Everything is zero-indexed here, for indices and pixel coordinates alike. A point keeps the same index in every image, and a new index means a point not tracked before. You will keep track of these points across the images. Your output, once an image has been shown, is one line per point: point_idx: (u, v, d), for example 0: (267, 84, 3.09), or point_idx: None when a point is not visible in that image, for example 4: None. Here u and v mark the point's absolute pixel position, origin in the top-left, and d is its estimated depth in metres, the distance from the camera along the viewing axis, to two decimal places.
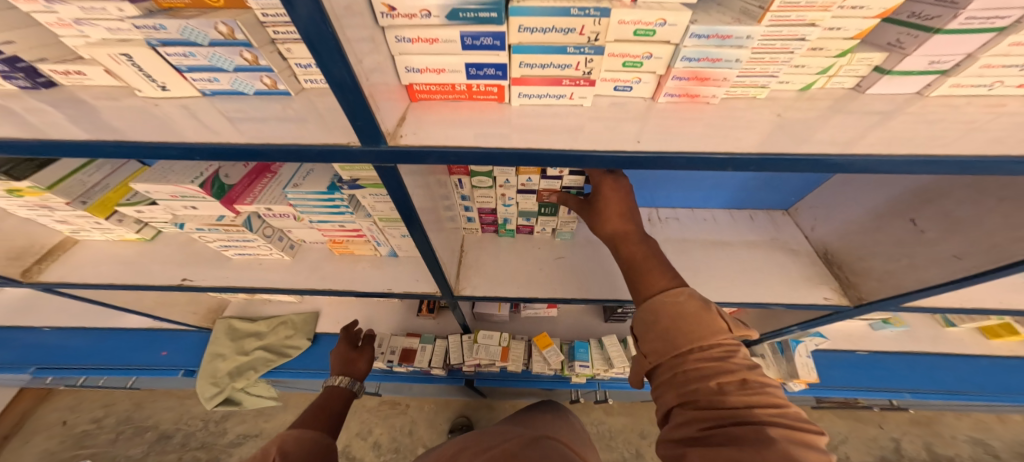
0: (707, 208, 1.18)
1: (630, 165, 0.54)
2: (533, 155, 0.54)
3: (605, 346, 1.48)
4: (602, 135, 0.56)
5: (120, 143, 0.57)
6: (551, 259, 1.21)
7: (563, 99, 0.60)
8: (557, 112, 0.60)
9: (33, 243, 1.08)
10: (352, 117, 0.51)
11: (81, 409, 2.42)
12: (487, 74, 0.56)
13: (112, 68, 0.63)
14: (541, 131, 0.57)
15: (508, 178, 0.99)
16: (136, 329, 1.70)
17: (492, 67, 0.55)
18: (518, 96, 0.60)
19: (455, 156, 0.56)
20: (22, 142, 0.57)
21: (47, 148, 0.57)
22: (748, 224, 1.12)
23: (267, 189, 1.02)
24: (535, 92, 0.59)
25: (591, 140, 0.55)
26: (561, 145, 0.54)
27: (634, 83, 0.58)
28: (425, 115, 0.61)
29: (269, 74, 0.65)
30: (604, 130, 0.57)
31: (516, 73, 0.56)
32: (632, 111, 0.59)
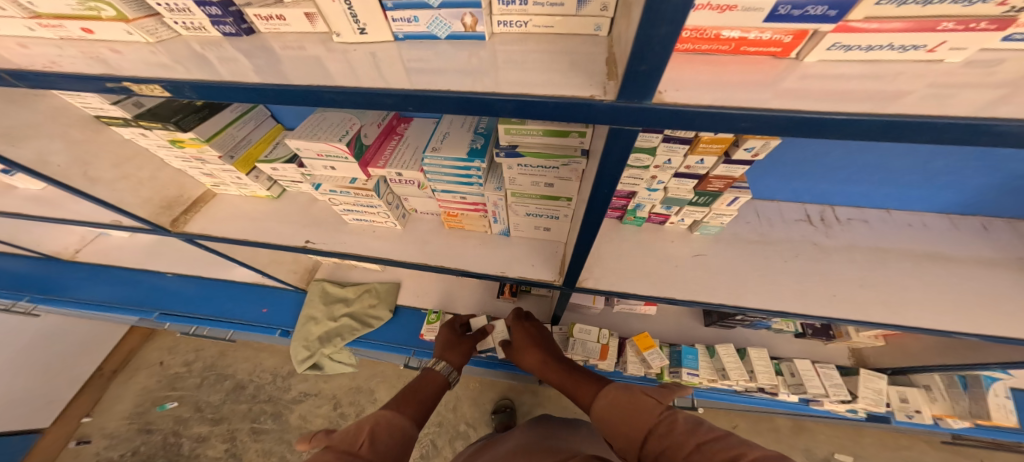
0: (910, 211, 1.04)
1: (1023, 139, 0.38)
2: (881, 123, 0.39)
3: (718, 356, 1.31)
4: (935, 104, 0.39)
5: (337, 91, 0.49)
6: (687, 255, 1.06)
7: (917, 51, 0.44)
8: (884, 73, 0.44)
9: (181, 192, 1.10)
10: (636, 60, 0.38)
11: (175, 351, 2.63)
12: (808, 14, 0.42)
13: (321, 7, 0.55)
14: (845, 98, 0.41)
15: (672, 158, 0.85)
16: (242, 282, 1.76)
17: (825, 3, 0.41)
18: (827, 49, 0.45)
19: (756, 120, 0.42)
20: (241, 84, 0.51)
21: (265, 92, 0.51)
22: (977, 236, 0.96)
23: (397, 153, 0.96)
24: (870, 42, 0.43)
25: (966, 104, 0.39)
26: (930, 111, 0.38)
27: None
28: (682, 72, 0.47)
29: (474, 11, 0.55)
30: (935, 98, 0.40)
31: (858, 14, 0.41)
32: (1008, 75, 0.42)
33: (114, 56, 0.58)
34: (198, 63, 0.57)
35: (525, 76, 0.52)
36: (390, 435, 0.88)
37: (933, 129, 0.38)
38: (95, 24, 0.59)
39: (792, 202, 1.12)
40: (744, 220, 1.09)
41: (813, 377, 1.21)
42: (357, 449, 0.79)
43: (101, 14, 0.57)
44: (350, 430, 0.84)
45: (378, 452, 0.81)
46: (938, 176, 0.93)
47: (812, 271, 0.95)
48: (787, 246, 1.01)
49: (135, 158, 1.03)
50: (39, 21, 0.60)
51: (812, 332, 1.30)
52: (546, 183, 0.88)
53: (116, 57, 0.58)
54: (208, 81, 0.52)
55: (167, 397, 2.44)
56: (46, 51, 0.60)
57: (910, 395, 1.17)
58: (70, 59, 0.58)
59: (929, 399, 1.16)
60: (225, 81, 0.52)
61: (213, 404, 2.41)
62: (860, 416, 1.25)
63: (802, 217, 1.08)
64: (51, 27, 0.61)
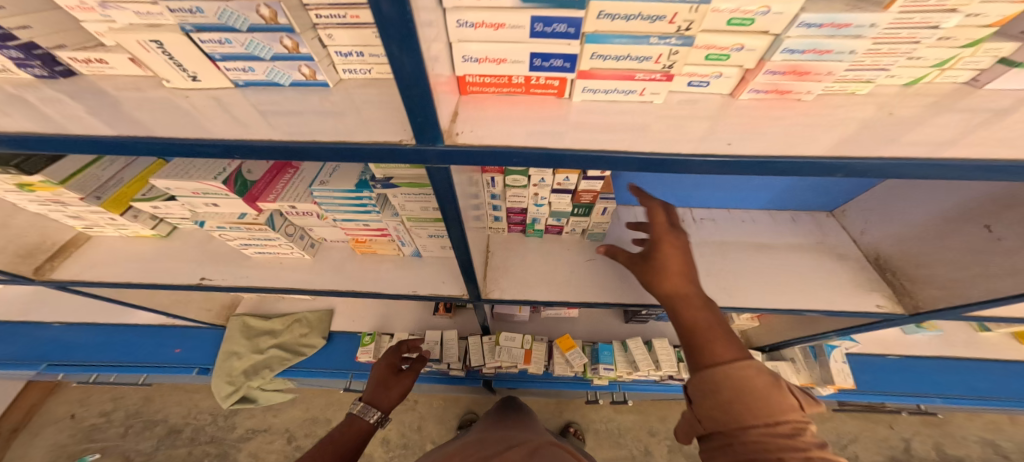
0: (743, 209, 1.19)
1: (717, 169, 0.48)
2: (604, 156, 0.49)
3: (629, 350, 1.43)
4: (672, 133, 0.51)
5: (155, 141, 0.53)
6: (582, 260, 1.17)
7: (633, 95, 0.55)
8: (620, 111, 0.55)
9: (44, 240, 1.05)
10: (411, 112, 0.46)
11: (88, 403, 2.39)
12: (553, 66, 0.51)
13: (138, 55, 0.58)
14: (610, 129, 0.53)
15: (544, 177, 0.94)
16: (149, 325, 1.67)
17: (561, 57, 0.50)
18: (582, 91, 0.55)
19: (523, 157, 0.51)
20: (42, 135, 0.52)
21: (68, 142, 0.52)
22: (789, 226, 1.13)
23: (291, 186, 0.99)
24: (604, 87, 0.54)
25: (663, 140, 0.50)
26: (638, 147, 0.49)
27: (713, 78, 0.53)
28: (479, 109, 0.57)
29: (309, 63, 0.60)
30: (674, 127, 0.52)
31: (585, 66, 0.51)
32: (706, 109, 0.54)
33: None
34: (15, 104, 0.58)
35: (377, 113, 0.59)
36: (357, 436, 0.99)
37: (649, 162, 0.48)
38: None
39: (661, 206, 1.23)
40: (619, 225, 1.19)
41: None
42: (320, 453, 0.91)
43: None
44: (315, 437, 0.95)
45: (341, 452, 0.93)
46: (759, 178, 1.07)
47: None
48: None
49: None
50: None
51: None
52: (433, 206, 0.94)
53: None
54: (10, 132, 0.52)
55: (86, 451, 2.22)
56: None
57: (783, 368, 1.31)
58: None
59: (795, 370, 1.31)
60: (26, 130, 0.53)
61: (144, 452, 2.22)
62: None
63: None
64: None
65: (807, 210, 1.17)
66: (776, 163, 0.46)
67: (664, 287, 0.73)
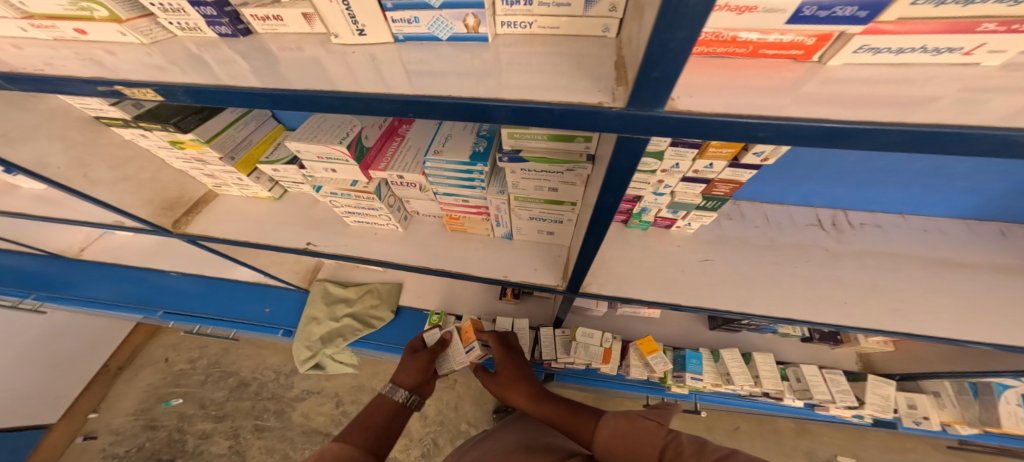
0: (927, 216, 1.02)
1: None
2: (909, 131, 0.36)
3: (722, 360, 1.30)
4: (980, 116, 0.36)
5: (338, 94, 0.47)
6: (696, 261, 1.04)
7: (952, 55, 0.40)
8: (914, 76, 0.41)
9: (184, 194, 1.11)
10: (648, 67, 0.35)
11: (180, 348, 2.65)
12: (835, 15, 0.38)
13: (319, 7, 0.53)
14: (882, 104, 0.39)
15: (679, 162, 0.82)
16: (241, 282, 1.77)
17: (854, 3, 0.37)
18: (854, 52, 0.41)
19: (780, 129, 0.39)
20: (235, 90, 0.49)
21: (258, 97, 0.50)
22: (987, 241, 0.95)
23: (398, 155, 0.95)
24: (902, 45, 0.40)
25: (995, 113, 0.36)
26: (954, 119, 0.36)
27: None
28: (691, 73, 0.45)
29: (477, 11, 0.53)
30: (966, 107, 0.37)
31: (892, 15, 0.38)
32: None
33: (111, 58, 0.57)
34: (195, 63, 0.56)
35: (531, 78, 0.50)
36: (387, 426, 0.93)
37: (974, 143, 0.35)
38: (90, 25, 0.57)
39: (803, 206, 1.09)
40: (749, 224, 1.08)
41: (821, 382, 1.18)
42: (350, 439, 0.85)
43: (95, 15, 0.55)
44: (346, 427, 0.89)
45: (372, 439, 0.88)
46: (955, 183, 0.91)
47: (821, 277, 0.94)
48: (796, 251, 1.00)
49: (134, 160, 1.02)
50: (31, 22, 0.58)
51: (819, 337, 1.29)
52: (550, 187, 0.86)
53: (111, 58, 0.56)
54: (202, 85, 0.50)
55: (172, 394, 2.45)
56: (39, 53, 0.58)
57: (920, 401, 1.14)
58: (64, 61, 0.56)
59: (937, 405, 1.14)
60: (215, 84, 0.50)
61: (217, 401, 2.42)
62: (866, 421, 1.22)
63: (813, 222, 1.06)
64: (43, 28, 0.60)
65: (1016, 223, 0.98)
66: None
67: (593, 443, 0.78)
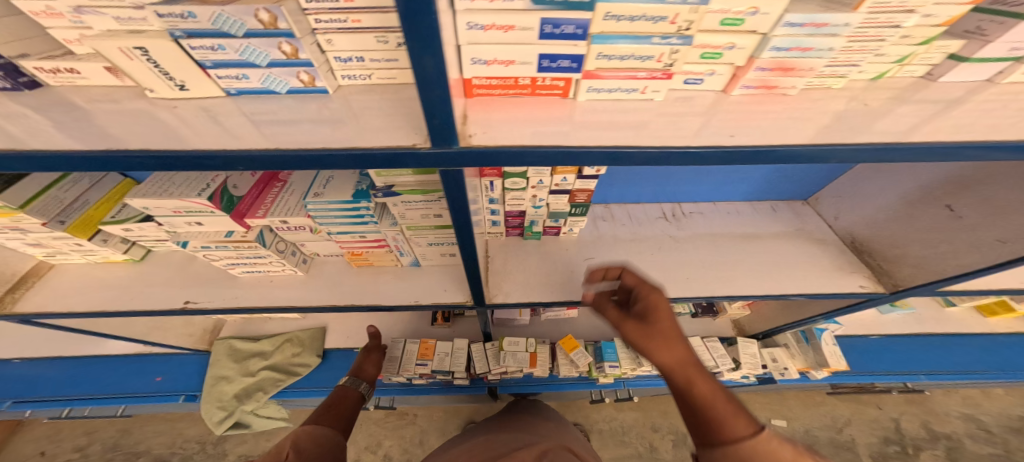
0: (729, 202, 1.27)
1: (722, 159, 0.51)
2: (616, 152, 0.51)
3: (632, 345, 1.45)
4: (671, 130, 0.53)
5: (147, 155, 0.50)
6: (580, 260, 1.18)
7: (635, 93, 0.57)
8: (624, 108, 0.58)
9: (4, 270, 0.99)
10: (429, 114, 0.46)
11: (60, 438, 2.20)
12: (560, 66, 0.53)
13: (122, 65, 0.56)
14: (608, 127, 0.55)
15: (543, 178, 0.95)
16: (119, 355, 1.55)
17: (568, 58, 0.52)
18: (586, 91, 0.58)
19: (539, 155, 0.52)
20: (9, 154, 0.48)
21: (47, 160, 0.49)
22: (771, 216, 1.20)
23: (280, 200, 0.96)
24: (607, 86, 0.57)
25: (667, 136, 0.52)
26: (646, 142, 0.51)
27: (707, 75, 0.56)
28: (488, 112, 0.58)
29: (308, 69, 0.60)
30: (672, 124, 0.55)
31: (591, 66, 0.54)
32: (700, 105, 0.57)
33: None
34: None
35: (379, 121, 0.59)
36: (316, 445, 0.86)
37: (665, 155, 0.51)
38: None
39: (652, 203, 1.31)
40: (617, 224, 1.25)
41: (704, 351, 1.37)
42: (284, 457, 0.76)
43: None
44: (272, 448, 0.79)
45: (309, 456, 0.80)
46: (737, 172, 1.16)
47: (672, 260, 1.10)
48: (650, 241, 1.18)
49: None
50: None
51: (702, 311, 1.48)
52: (435, 214, 0.94)
53: None
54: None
55: None
56: None
57: (778, 354, 1.36)
58: None
59: (790, 356, 1.37)
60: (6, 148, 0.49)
61: None
62: (752, 380, 1.45)
63: (659, 215, 1.27)
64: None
65: (784, 200, 1.26)
66: (777, 152, 0.49)
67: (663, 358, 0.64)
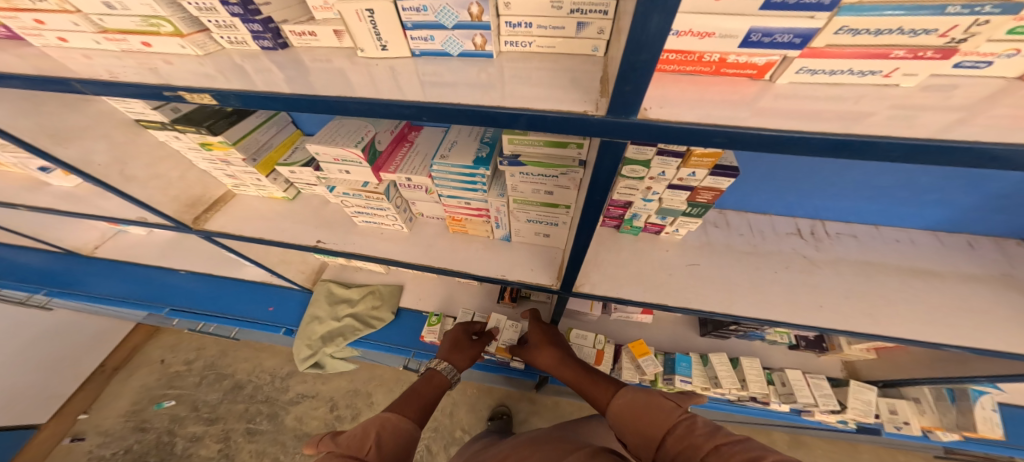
0: (901, 228, 1.07)
1: (984, 162, 0.41)
2: (843, 141, 0.42)
3: (710, 364, 1.33)
4: (894, 127, 0.43)
5: (365, 101, 0.56)
6: (682, 265, 1.09)
7: (876, 76, 0.48)
8: (847, 94, 0.48)
9: (204, 193, 1.16)
10: (620, 81, 0.44)
11: (178, 350, 2.68)
12: (777, 42, 0.46)
13: (349, 25, 0.62)
14: (808, 118, 0.47)
15: (665, 170, 0.90)
16: (255, 281, 1.80)
17: (789, 32, 0.45)
18: (796, 72, 0.50)
19: (728, 136, 0.47)
20: (277, 95, 0.57)
21: (292, 101, 0.58)
22: (966, 253, 0.98)
23: (407, 159, 1.03)
24: (834, 67, 0.48)
25: (897, 125, 0.43)
26: (895, 132, 0.42)
27: (1004, 56, 0.45)
28: (658, 87, 0.53)
29: (483, 32, 0.62)
30: (896, 122, 0.44)
31: (821, 42, 0.46)
32: (962, 99, 0.46)
33: (167, 66, 0.64)
34: (237, 73, 0.64)
35: (528, 91, 0.59)
36: (395, 443, 0.88)
37: (923, 152, 0.41)
38: (155, 38, 0.66)
39: (785, 216, 1.15)
40: (733, 232, 1.13)
41: (804, 386, 1.21)
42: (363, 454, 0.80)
43: (161, 30, 0.64)
44: (358, 436, 0.85)
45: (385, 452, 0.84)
46: (924, 194, 0.96)
47: (798, 284, 0.97)
48: (775, 258, 1.04)
49: (167, 159, 1.10)
50: (104, 35, 0.67)
51: (805, 344, 1.31)
52: (546, 191, 0.93)
53: (168, 67, 0.64)
54: (249, 91, 0.59)
55: (164, 396, 2.47)
56: (108, 62, 0.67)
57: (900, 407, 1.16)
58: (128, 70, 0.64)
59: (917, 411, 1.16)
60: (262, 91, 0.58)
61: (210, 403, 2.44)
62: (850, 427, 1.27)
63: (793, 231, 1.11)
64: (113, 41, 0.68)
65: (990, 236, 1.02)
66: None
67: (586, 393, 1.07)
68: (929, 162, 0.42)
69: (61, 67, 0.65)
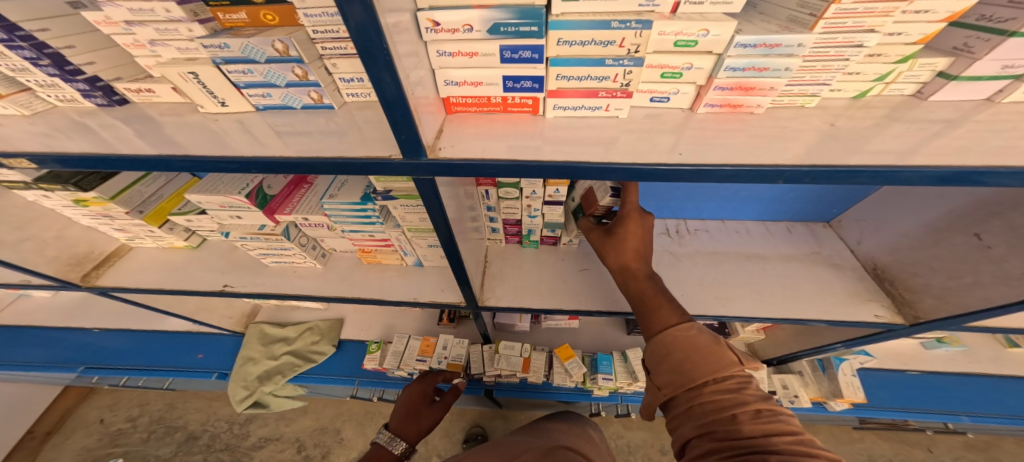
0: (738, 220, 1.17)
1: (670, 177, 0.52)
2: (566, 168, 0.54)
3: (629, 360, 1.43)
4: (642, 147, 0.54)
5: (188, 159, 0.61)
6: (576, 270, 1.20)
7: (599, 111, 0.59)
8: (586, 125, 0.59)
9: (92, 250, 1.16)
10: (396, 130, 0.53)
11: (117, 408, 2.52)
12: (524, 87, 0.57)
13: (180, 85, 0.68)
14: (575, 142, 0.57)
15: (535, 189, 0.99)
16: (175, 331, 1.78)
17: (530, 79, 0.56)
18: (553, 108, 0.60)
19: (495, 168, 0.57)
20: (97, 156, 0.62)
21: (119, 161, 0.62)
22: (785, 237, 1.10)
23: (305, 199, 1.08)
24: (570, 104, 0.59)
25: (626, 153, 0.53)
26: (596, 158, 0.53)
27: (672, 93, 0.57)
28: (462, 127, 0.63)
29: (316, 89, 0.69)
30: (644, 141, 0.55)
31: (552, 85, 0.56)
32: (669, 122, 0.57)
33: None
34: (78, 129, 0.69)
35: (375, 131, 0.67)
36: None
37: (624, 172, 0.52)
38: None
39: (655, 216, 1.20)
40: None
41: None
42: None
43: None
44: None
45: None
46: (746, 190, 1.07)
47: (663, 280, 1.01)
48: None
49: (37, 220, 1.06)
50: None
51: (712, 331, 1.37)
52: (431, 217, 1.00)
53: None
54: (78, 154, 0.62)
55: (111, 454, 2.32)
56: None
57: (789, 381, 1.26)
58: None
59: (803, 384, 1.26)
60: (86, 153, 0.63)
61: (164, 457, 2.30)
62: None
63: (661, 230, 1.15)
64: None
65: (802, 221, 1.14)
66: (748, 172, 0.48)
67: (613, 261, 0.77)
68: (638, 176, 0.53)
69: None
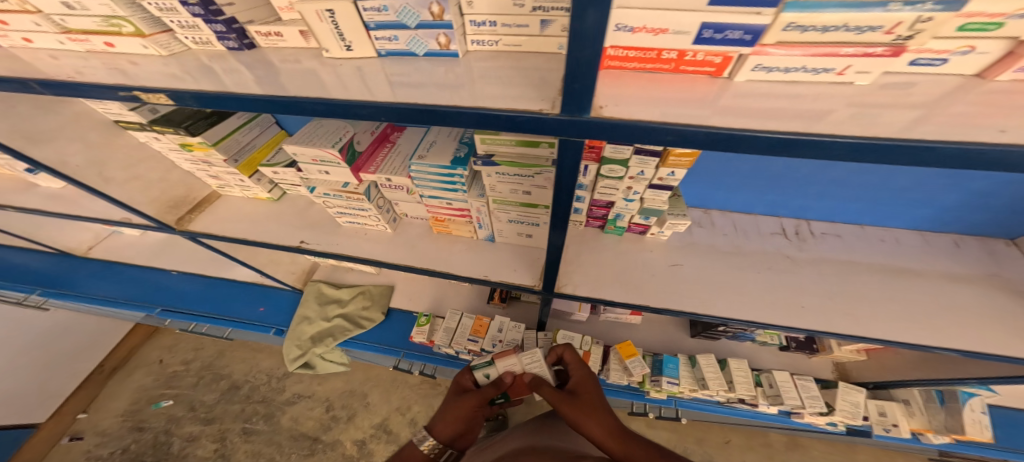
0: (886, 227, 1.07)
1: (949, 162, 0.40)
2: (786, 140, 0.42)
3: (698, 365, 1.31)
4: (862, 122, 0.43)
5: (325, 101, 0.55)
6: (665, 265, 1.08)
7: (828, 74, 0.47)
8: (805, 92, 0.48)
9: (189, 194, 1.16)
10: (571, 78, 0.43)
11: (176, 351, 2.70)
12: (727, 38, 0.45)
13: (312, 26, 0.62)
14: (771, 116, 0.45)
15: (644, 170, 0.89)
16: (237, 281, 1.82)
17: (739, 29, 0.44)
18: (752, 69, 0.49)
19: (681, 134, 0.46)
20: (228, 95, 0.57)
21: (251, 102, 0.57)
22: (941, 250, 0.99)
23: (388, 159, 1.03)
24: (786, 64, 0.47)
25: (853, 123, 0.42)
26: (838, 130, 0.42)
27: (956, 54, 0.45)
28: (620, 87, 0.52)
29: (447, 32, 0.62)
30: (861, 117, 0.43)
31: (772, 39, 0.44)
32: (925, 94, 0.45)
33: (134, 68, 0.65)
34: (203, 73, 0.64)
35: (503, 89, 0.57)
36: None
37: (878, 149, 0.41)
38: (117, 39, 0.65)
39: (769, 216, 1.15)
40: (717, 232, 1.13)
41: (791, 388, 1.20)
42: None
43: (122, 30, 0.64)
44: None
45: None
46: (901, 193, 0.96)
47: (779, 284, 0.97)
48: (758, 257, 1.04)
49: (148, 161, 1.11)
50: (68, 35, 0.67)
51: (796, 345, 1.30)
52: (524, 191, 0.92)
53: (135, 68, 0.65)
54: (210, 92, 0.58)
55: (162, 396, 2.49)
56: (73, 63, 0.66)
57: (889, 409, 1.14)
58: (93, 70, 0.64)
59: (906, 413, 1.14)
60: (219, 92, 0.58)
61: (207, 403, 2.45)
62: (840, 429, 1.24)
63: (777, 231, 1.11)
64: (77, 41, 0.68)
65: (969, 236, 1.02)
66: None
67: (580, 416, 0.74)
68: (885, 161, 0.42)
69: (24, 67, 0.65)
